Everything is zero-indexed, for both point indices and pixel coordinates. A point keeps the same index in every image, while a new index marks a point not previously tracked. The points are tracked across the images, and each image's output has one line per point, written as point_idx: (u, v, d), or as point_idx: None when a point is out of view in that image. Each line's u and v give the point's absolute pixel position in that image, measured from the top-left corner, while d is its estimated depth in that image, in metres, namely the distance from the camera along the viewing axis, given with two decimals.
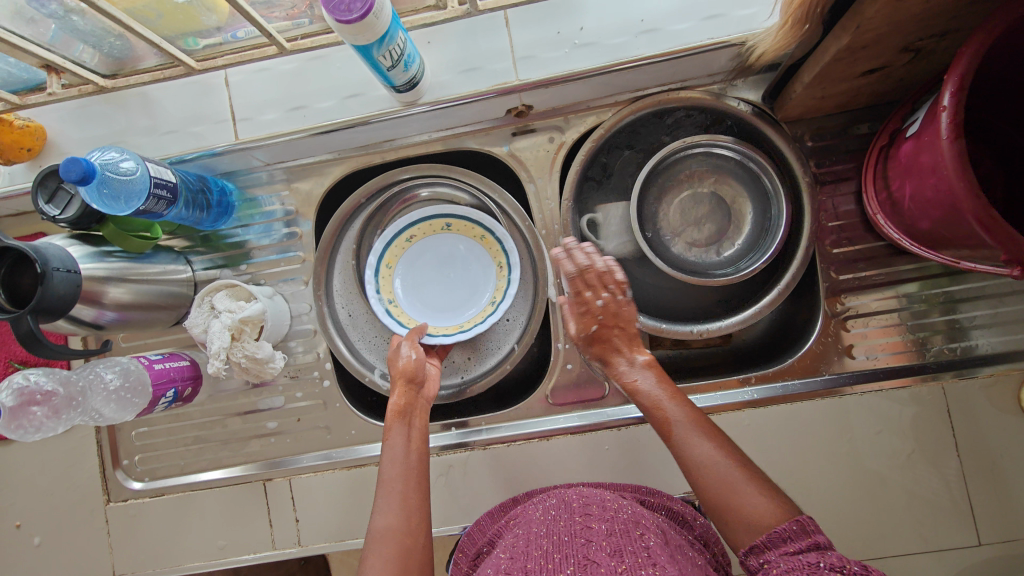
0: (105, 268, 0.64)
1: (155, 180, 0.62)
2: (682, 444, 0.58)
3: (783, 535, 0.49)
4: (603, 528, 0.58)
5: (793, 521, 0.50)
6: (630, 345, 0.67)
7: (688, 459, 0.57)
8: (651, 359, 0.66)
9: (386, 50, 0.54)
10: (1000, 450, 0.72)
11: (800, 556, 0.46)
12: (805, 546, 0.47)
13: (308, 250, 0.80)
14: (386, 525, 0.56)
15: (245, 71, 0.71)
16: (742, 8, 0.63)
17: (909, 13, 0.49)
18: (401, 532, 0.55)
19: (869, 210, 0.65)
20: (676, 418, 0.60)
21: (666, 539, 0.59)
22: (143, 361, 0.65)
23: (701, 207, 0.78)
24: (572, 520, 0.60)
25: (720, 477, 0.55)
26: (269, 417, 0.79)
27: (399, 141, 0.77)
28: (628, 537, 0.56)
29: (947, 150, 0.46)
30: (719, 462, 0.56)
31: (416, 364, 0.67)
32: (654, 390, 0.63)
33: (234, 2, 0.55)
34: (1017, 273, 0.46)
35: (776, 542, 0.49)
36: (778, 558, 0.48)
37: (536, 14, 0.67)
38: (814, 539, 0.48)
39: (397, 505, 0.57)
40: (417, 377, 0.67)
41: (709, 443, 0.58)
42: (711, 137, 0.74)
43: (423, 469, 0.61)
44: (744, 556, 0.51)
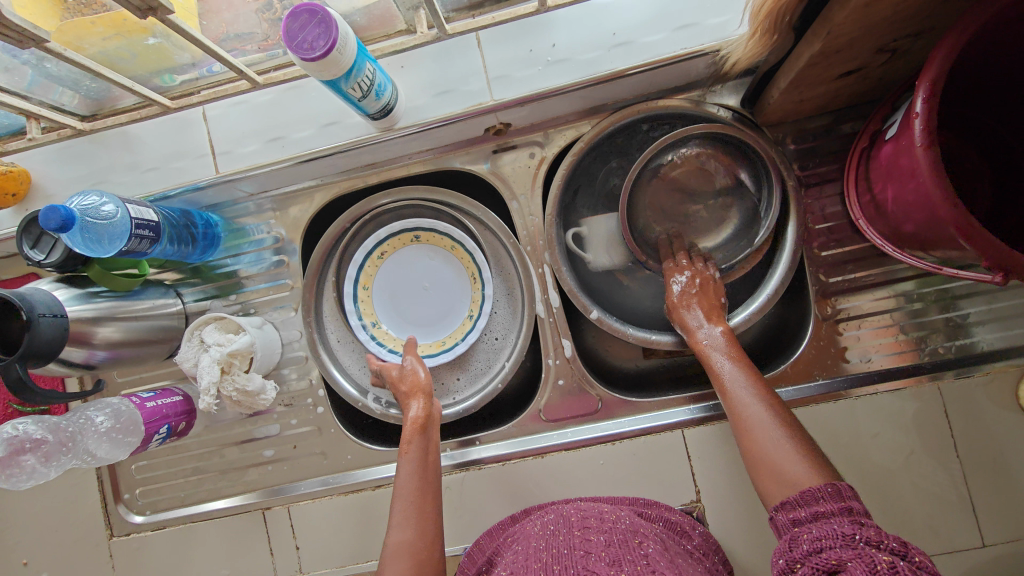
0: (93, 309, 0.64)
1: (137, 221, 0.63)
2: (739, 403, 0.61)
3: (815, 495, 0.50)
4: (601, 539, 0.58)
5: (828, 484, 0.50)
6: (711, 313, 0.70)
7: (740, 420, 0.60)
8: (727, 332, 0.68)
9: (355, 82, 0.54)
10: (1001, 449, 0.70)
11: (831, 522, 0.47)
12: (835, 508, 0.48)
13: (297, 278, 0.80)
14: (394, 542, 0.56)
15: (222, 105, 0.72)
16: (714, 16, 0.63)
17: (878, 18, 0.48)
18: (409, 552, 0.55)
19: (853, 214, 0.65)
20: (738, 379, 0.62)
21: (665, 546, 0.59)
22: (135, 400, 0.65)
23: (693, 189, 0.75)
24: (571, 534, 0.60)
25: (762, 440, 0.57)
26: (265, 445, 0.79)
27: (381, 165, 0.77)
28: (627, 546, 0.55)
29: (922, 157, 0.46)
30: (767, 427, 0.57)
31: (427, 378, 0.67)
32: (721, 353, 0.65)
33: (202, 42, 0.56)
34: (1000, 278, 0.45)
35: (808, 501, 0.50)
36: (809, 519, 0.49)
37: (507, 33, 0.66)
38: (848, 503, 0.48)
39: (404, 520, 0.57)
40: (429, 391, 0.67)
41: (765, 408, 0.59)
42: (710, 127, 0.69)
43: (433, 484, 0.61)
44: (772, 511, 0.53)
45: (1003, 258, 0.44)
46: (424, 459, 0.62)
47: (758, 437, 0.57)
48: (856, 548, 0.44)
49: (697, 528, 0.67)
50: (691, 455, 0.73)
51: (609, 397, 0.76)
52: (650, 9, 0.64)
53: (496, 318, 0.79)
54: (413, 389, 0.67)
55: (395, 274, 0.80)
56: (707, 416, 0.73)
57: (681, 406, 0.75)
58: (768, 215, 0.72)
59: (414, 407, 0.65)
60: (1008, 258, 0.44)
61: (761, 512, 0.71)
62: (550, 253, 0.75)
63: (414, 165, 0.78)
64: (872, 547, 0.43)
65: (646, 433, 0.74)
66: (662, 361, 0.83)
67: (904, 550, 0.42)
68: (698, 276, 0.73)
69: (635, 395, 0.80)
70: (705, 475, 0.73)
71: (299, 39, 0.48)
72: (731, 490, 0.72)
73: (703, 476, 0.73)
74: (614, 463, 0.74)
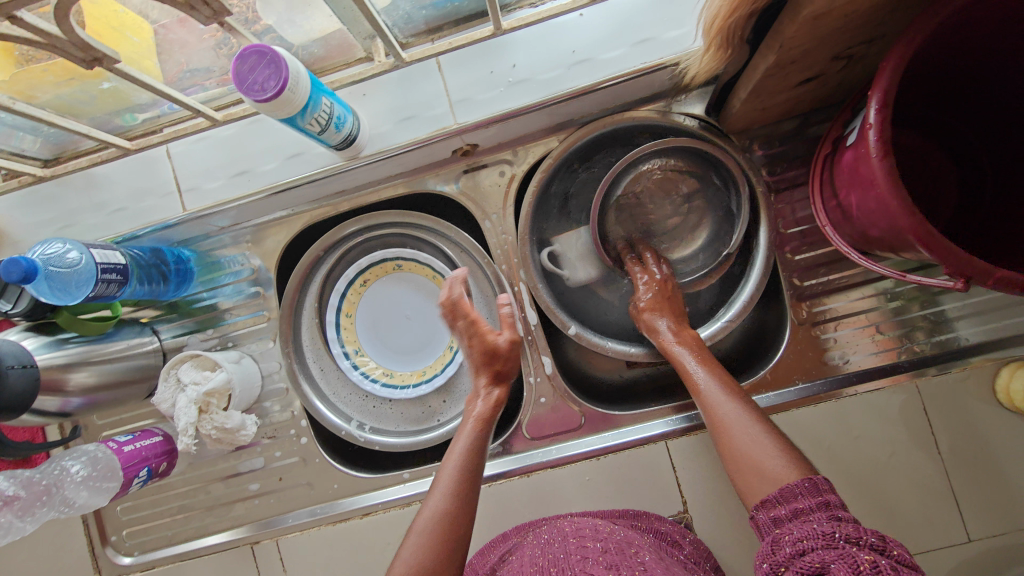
0: (64, 355, 0.64)
1: (103, 265, 0.62)
2: (714, 403, 0.61)
3: (793, 492, 0.50)
4: (598, 546, 0.59)
5: (806, 478, 0.51)
6: (679, 320, 0.71)
7: (715, 420, 0.60)
8: (693, 337, 0.69)
9: (313, 117, 0.54)
10: (980, 444, 0.71)
11: (811, 519, 0.47)
12: (814, 505, 0.48)
13: (273, 308, 0.80)
14: (433, 509, 0.57)
15: (187, 141, 0.71)
16: (671, 30, 0.63)
17: (828, 30, 0.48)
18: (442, 521, 0.56)
19: (819, 221, 0.64)
20: (709, 381, 0.63)
21: (660, 554, 0.60)
22: (112, 445, 0.65)
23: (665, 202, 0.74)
24: (567, 542, 0.61)
25: (741, 436, 0.57)
26: (251, 479, 0.78)
27: (353, 192, 0.77)
28: (623, 554, 0.56)
29: (878, 167, 0.46)
30: (744, 422, 0.58)
31: (515, 362, 0.66)
32: (692, 356, 0.66)
33: (153, 86, 0.55)
34: (962, 285, 0.45)
35: (787, 498, 0.50)
36: (789, 517, 0.49)
37: (468, 56, 0.67)
38: (825, 497, 0.48)
39: (445, 489, 0.58)
40: (511, 376, 0.66)
41: (738, 406, 0.60)
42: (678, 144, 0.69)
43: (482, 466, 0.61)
44: (754, 510, 0.53)
45: (964, 265, 0.44)
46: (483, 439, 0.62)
47: (737, 434, 0.57)
48: (836, 548, 0.43)
49: (687, 536, 0.68)
50: (675, 465, 0.73)
51: (592, 412, 0.76)
52: (608, 27, 0.64)
53: None
54: (494, 369, 0.66)
55: (377, 301, 0.80)
56: (690, 426, 0.73)
57: (667, 415, 0.75)
58: (732, 236, 0.73)
59: (490, 391, 0.65)
60: (968, 265, 0.44)
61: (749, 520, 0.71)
62: (525, 270, 0.75)
63: (386, 190, 0.77)
64: (852, 545, 0.43)
65: (631, 446, 0.74)
66: (645, 371, 0.83)
67: (882, 545, 0.42)
68: (666, 282, 0.73)
69: (619, 409, 0.80)
70: (690, 485, 0.73)
71: (250, 80, 0.48)
72: (718, 499, 0.72)
73: (688, 486, 0.73)
74: (601, 478, 0.74)
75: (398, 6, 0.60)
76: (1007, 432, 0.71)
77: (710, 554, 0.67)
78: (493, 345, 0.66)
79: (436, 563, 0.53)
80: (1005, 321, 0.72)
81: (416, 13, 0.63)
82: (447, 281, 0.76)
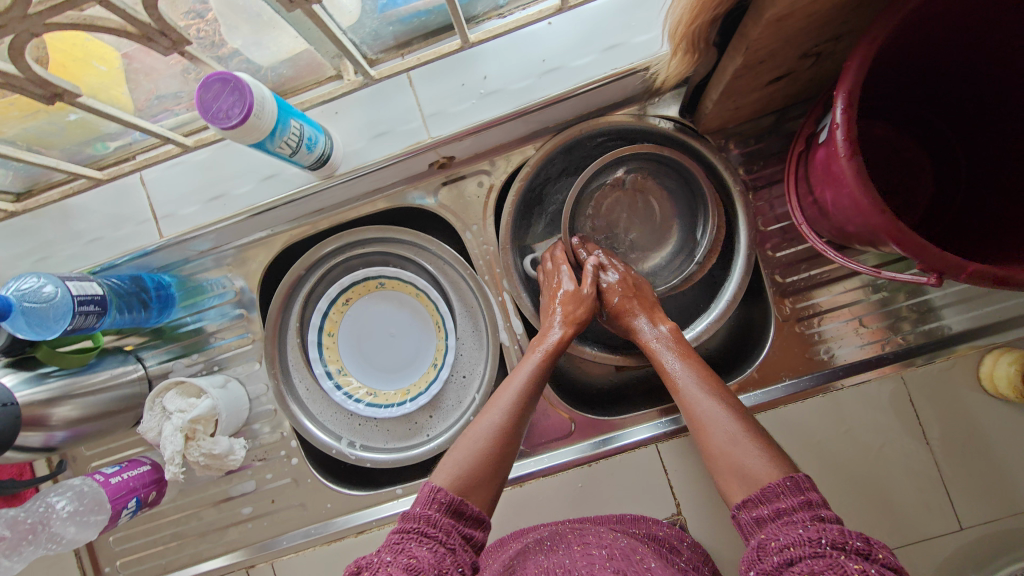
0: (46, 391, 0.63)
1: (79, 297, 0.61)
2: (692, 400, 0.61)
3: (774, 491, 0.50)
4: (603, 553, 0.58)
5: (787, 478, 0.50)
6: (652, 314, 0.70)
7: (694, 418, 0.60)
8: (672, 330, 0.69)
9: (282, 140, 0.53)
10: (969, 431, 0.70)
11: (796, 520, 0.47)
12: (796, 505, 0.48)
13: (257, 330, 0.79)
14: (491, 424, 0.60)
15: (160, 168, 0.72)
16: (640, 35, 0.64)
17: (793, 30, 0.48)
18: (497, 438, 0.59)
19: (795, 220, 0.64)
20: (687, 377, 0.63)
21: (665, 561, 0.59)
22: (98, 477, 0.64)
23: (633, 208, 0.77)
24: (571, 548, 0.60)
25: (719, 436, 0.57)
26: (243, 502, 0.78)
27: (332, 210, 0.76)
28: (629, 561, 0.56)
29: (846, 167, 0.46)
30: (720, 420, 0.58)
31: (588, 312, 0.70)
32: (669, 352, 0.66)
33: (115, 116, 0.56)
34: (935, 281, 0.45)
35: (769, 498, 0.50)
36: (772, 518, 0.49)
37: (438, 70, 0.67)
38: (807, 497, 0.48)
39: (506, 407, 0.61)
40: (583, 324, 0.69)
41: (716, 403, 0.59)
42: (646, 149, 0.71)
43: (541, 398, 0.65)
44: (735, 511, 0.53)
45: (936, 261, 0.44)
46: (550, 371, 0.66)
47: (715, 433, 0.57)
48: (823, 556, 0.43)
49: (684, 539, 0.67)
50: (667, 468, 0.73)
51: (582, 418, 0.76)
52: (577, 34, 0.65)
53: (463, 358, 0.78)
54: (570, 313, 0.69)
55: (361, 318, 0.80)
56: (678, 429, 0.73)
57: (657, 418, 0.75)
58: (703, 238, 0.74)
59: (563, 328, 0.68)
60: (940, 260, 0.44)
61: None
62: (508, 280, 0.75)
63: (365, 206, 0.77)
64: (838, 551, 0.43)
65: (623, 450, 0.74)
66: (634, 373, 0.83)
67: (868, 549, 0.43)
68: (630, 278, 0.73)
69: (607, 414, 0.81)
70: (682, 487, 0.73)
71: (214, 108, 0.47)
72: (711, 500, 0.72)
73: (681, 488, 0.73)
74: (594, 484, 0.74)
75: (364, 24, 0.60)
76: (997, 418, 0.70)
77: (707, 556, 0.67)
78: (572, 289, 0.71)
79: (483, 473, 0.57)
80: (992, 307, 0.71)
81: (384, 30, 0.63)
82: (432, 299, 0.76)
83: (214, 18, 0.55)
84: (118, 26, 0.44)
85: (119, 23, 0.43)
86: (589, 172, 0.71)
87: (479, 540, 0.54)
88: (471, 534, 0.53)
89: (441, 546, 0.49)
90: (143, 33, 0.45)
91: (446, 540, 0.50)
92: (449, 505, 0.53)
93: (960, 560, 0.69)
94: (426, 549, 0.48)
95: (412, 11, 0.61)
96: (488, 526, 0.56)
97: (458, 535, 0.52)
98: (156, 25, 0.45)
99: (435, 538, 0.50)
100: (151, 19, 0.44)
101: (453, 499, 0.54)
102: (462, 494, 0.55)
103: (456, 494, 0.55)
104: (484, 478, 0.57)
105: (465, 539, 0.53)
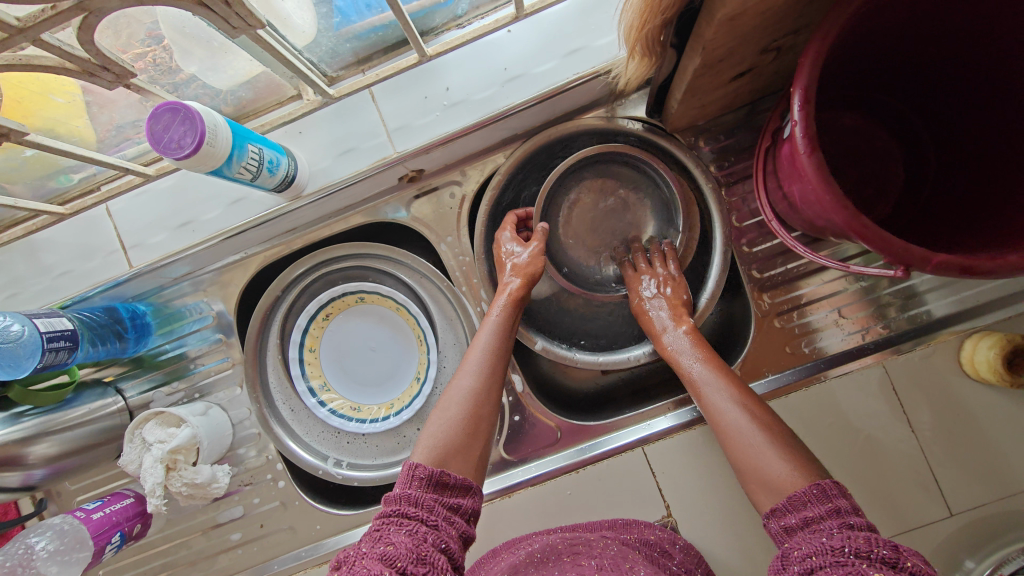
0: (21, 430, 0.62)
1: (47, 334, 0.59)
2: (715, 407, 0.59)
3: (802, 500, 0.49)
4: (593, 564, 0.57)
5: (813, 484, 0.50)
6: (676, 316, 0.68)
7: (718, 422, 0.59)
8: (693, 330, 0.67)
9: (242, 165, 0.55)
10: (956, 418, 0.69)
11: (822, 529, 0.46)
12: (824, 512, 0.47)
13: (236, 354, 0.78)
14: (462, 390, 0.59)
15: (126, 198, 0.73)
16: (600, 38, 0.65)
17: (748, 27, 0.48)
18: (468, 402, 0.58)
19: (764, 216, 0.64)
20: (708, 382, 0.61)
21: (656, 567, 0.58)
22: (80, 514, 0.64)
23: (607, 207, 0.76)
24: (561, 561, 0.59)
25: (744, 446, 0.56)
26: (232, 528, 0.76)
27: (305, 229, 0.76)
28: (619, 571, 0.55)
29: (807, 163, 0.46)
30: (744, 431, 0.56)
31: (540, 265, 0.68)
32: (688, 355, 0.64)
33: (60, 149, 0.55)
34: (903, 272, 0.46)
35: (796, 507, 0.49)
36: (801, 526, 0.48)
37: (399, 85, 0.68)
38: (835, 504, 0.47)
39: (475, 370, 0.60)
40: (536, 276, 0.68)
41: (740, 411, 0.57)
42: (611, 147, 0.71)
43: (508, 355, 0.64)
44: (766, 519, 0.52)
45: (901, 253, 0.44)
46: (510, 329, 0.66)
47: (738, 444, 0.56)
48: (845, 565, 0.42)
49: (677, 543, 0.66)
50: (655, 471, 0.72)
51: (567, 424, 0.76)
52: (537, 40, 0.67)
53: (445, 370, 0.76)
54: (522, 270, 0.68)
55: (343, 334, 0.79)
56: (666, 430, 0.73)
57: (647, 420, 0.74)
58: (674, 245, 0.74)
59: (514, 283, 0.68)
60: (905, 253, 0.44)
61: (738, 518, 0.70)
62: (486, 290, 0.75)
63: (338, 223, 0.77)
64: (862, 561, 0.41)
65: (612, 455, 0.73)
66: (620, 375, 0.83)
67: (896, 558, 0.41)
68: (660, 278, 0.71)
69: (597, 417, 0.79)
70: (671, 488, 0.72)
71: (166, 139, 0.49)
72: (702, 500, 0.71)
73: (669, 489, 0.72)
74: (584, 490, 0.72)
75: (321, 42, 0.61)
76: (982, 401, 0.69)
77: (701, 557, 0.66)
78: (508, 254, 0.70)
79: (461, 441, 0.56)
80: (974, 290, 0.71)
81: (341, 47, 0.63)
82: (411, 313, 0.74)
83: (168, 45, 0.55)
84: (56, 63, 0.44)
85: (56, 61, 0.44)
86: (551, 179, 0.72)
87: (467, 508, 0.52)
88: (457, 503, 0.52)
89: (421, 526, 0.47)
90: (83, 69, 0.46)
91: (428, 519, 0.48)
92: (429, 480, 0.51)
93: (951, 548, 0.67)
94: (404, 534, 0.46)
95: (368, 26, 0.61)
96: (476, 493, 0.54)
97: (442, 508, 0.50)
98: (96, 61, 0.45)
99: (415, 518, 0.48)
100: (91, 54, 0.44)
101: (432, 473, 0.52)
102: (440, 466, 0.53)
103: (433, 467, 0.53)
104: (463, 444, 0.56)
105: (450, 510, 0.51)
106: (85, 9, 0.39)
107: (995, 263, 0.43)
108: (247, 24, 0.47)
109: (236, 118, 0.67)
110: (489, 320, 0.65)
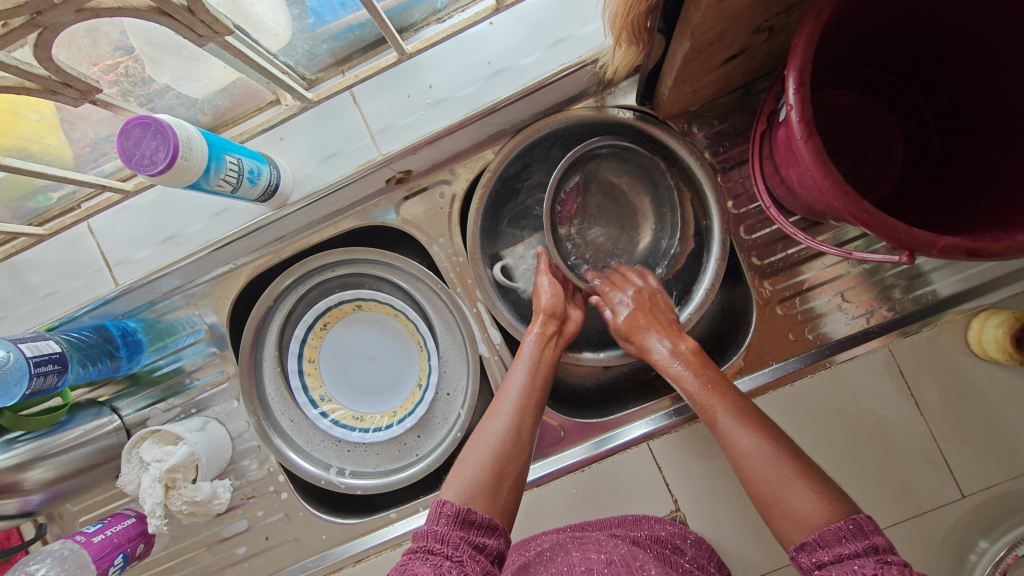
0: (14, 456, 0.61)
1: (34, 359, 0.58)
2: (730, 437, 0.56)
3: (837, 534, 0.47)
4: (602, 557, 0.56)
5: (849, 520, 0.48)
6: (671, 333, 0.67)
7: (732, 450, 0.56)
8: (692, 349, 0.65)
9: (220, 177, 0.53)
10: (965, 398, 0.68)
11: (855, 564, 0.44)
12: (861, 550, 0.45)
13: (230, 367, 0.76)
14: (493, 432, 0.58)
15: (108, 215, 0.71)
16: (583, 27, 0.64)
17: (737, 9, 0.46)
18: (497, 443, 0.57)
19: (762, 203, 0.61)
20: (722, 407, 0.58)
21: (667, 567, 0.56)
22: (80, 539, 0.63)
23: (605, 206, 0.74)
24: (570, 555, 0.58)
25: (763, 469, 0.53)
26: (237, 542, 0.75)
27: (295, 238, 0.74)
28: (629, 568, 0.54)
29: (804, 149, 0.44)
30: (768, 458, 0.54)
31: (561, 301, 0.69)
32: (693, 381, 0.61)
33: (31, 168, 0.53)
34: (907, 258, 0.45)
35: (829, 542, 0.47)
36: (834, 563, 0.46)
37: (382, 85, 0.67)
38: (873, 542, 0.45)
39: (510, 412, 0.59)
40: (558, 312, 0.69)
41: (761, 439, 0.55)
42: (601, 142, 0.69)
43: (545, 392, 0.63)
44: (792, 552, 0.49)
45: (901, 238, 0.43)
46: (545, 369, 0.64)
47: (760, 470, 0.53)
48: None
49: (688, 537, 0.65)
50: (662, 466, 0.71)
51: (570, 422, 0.74)
52: (519, 33, 0.65)
53: (446, 375, 0.75)
54: (547, 308, 0.68)
55: (340, 342, 0.78)
56: (666, 427, 0.71)
57: (656, 413, 0.73)
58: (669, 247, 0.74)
59: (540, 321, 0.68)
60: (909, 238, 0.43)
61: (749, 509, 0.69)
62: (480, 290, 0.73)
63: (326, 228, 0.75)
64: None
65: (613, 452, 0.72)
66: (624, 369, 0.82)
67: None
68: (644, 291, 0.70)
69: (599, 414, 0.80)
70: (680, 482, 0.70)
71: (138, 155, 0.47)
72: (710, 491, 0.70)
73: (676, 483, 0.70)
74: (591, 489, 0.71)
75: (296, 45, 0.59)
76: (990, 380, 0.68)
77: (713, 551, 0.65)
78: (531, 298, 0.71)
79: (481, 487, 0.54)
80: (979, 267, 0.69)
81: (319, 48, 0.61)
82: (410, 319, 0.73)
83: (138, 56, 0.53)
84: (15, 83, 0.42)
85: (15, 80, 0.42)
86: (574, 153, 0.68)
87: (494, 549, 0.50)
88: (483, 543, 0.50)
89: (446, 560, 0.46)
90: (43, 87, 0.44)
91: (452, 555, 0.47)
92: (456, 517, 0.50)
93: (963, 529, 0.66)
94: (428, 569, 0.45)
95: (344, 25, 0.59)
96: (503, 534, 0.53)
97: (468, 546, 0.49)
98: (56, 78, 0.43)
99: (440, 554, 0.47)
100: (50, 71, 0.42)
101: (459, 510, 0.51)
102: (467, 503, 0.52)
103: (462, 504, 0.52)
104: (487, 485, 0.54)
105: (476, 549, 0.49)
106: (39, 26, 0.37)
107: (1002, 245, 0.41)
108: (214, 32, 0.45)
109: (214, 127, 0.65)
110: (522, 356, 0.65)
